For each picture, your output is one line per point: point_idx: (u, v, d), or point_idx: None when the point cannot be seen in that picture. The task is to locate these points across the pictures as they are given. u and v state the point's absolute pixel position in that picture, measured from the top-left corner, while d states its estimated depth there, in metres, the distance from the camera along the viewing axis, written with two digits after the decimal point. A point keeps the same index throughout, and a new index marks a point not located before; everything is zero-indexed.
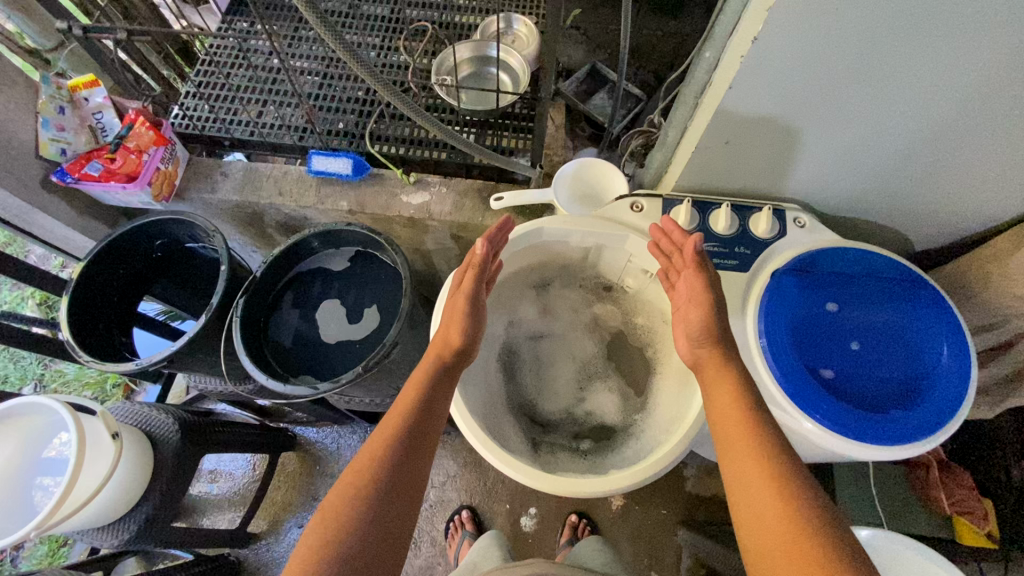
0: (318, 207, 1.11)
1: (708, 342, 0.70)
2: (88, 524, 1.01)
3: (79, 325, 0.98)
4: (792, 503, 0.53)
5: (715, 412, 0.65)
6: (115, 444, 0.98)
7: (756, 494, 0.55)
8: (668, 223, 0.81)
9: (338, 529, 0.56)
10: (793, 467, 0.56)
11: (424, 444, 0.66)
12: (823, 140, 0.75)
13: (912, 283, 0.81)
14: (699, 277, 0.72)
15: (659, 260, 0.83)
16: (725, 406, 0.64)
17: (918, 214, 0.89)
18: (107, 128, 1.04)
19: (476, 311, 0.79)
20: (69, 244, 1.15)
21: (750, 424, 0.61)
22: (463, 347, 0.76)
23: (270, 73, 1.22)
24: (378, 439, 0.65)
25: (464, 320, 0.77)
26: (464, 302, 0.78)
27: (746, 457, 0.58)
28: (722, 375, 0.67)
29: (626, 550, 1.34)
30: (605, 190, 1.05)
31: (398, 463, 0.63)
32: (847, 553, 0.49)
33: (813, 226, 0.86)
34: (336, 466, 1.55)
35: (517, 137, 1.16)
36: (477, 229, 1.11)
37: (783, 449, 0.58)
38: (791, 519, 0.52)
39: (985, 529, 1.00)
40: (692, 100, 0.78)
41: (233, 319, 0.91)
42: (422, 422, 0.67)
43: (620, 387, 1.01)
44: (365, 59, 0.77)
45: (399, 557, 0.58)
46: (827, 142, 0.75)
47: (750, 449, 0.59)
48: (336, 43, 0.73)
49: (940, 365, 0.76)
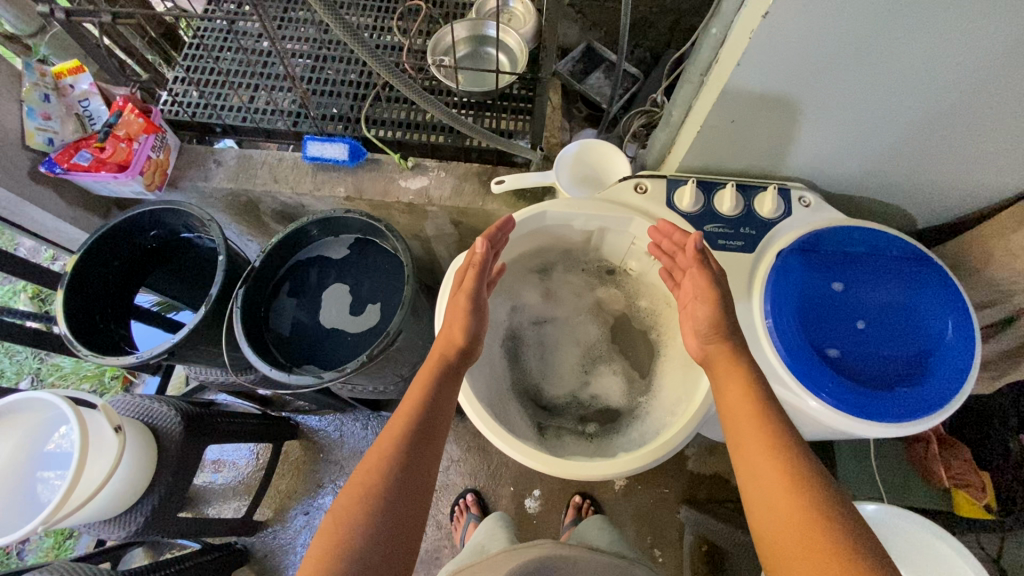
0: (315, 194, 1.09)
1: (720, 333, 0.69)
2: (95, 517, 1.01)
3: (76, 319, 0.96)
4: (805, 497, 0.53)
5: (724, 408, 0.65)
6: (118, 438, 0.98)
7: (769, 489, 0.55)
8: (665, 225, 0.80)
9: (348, 529, 0.56)
10: (805, 461, 0.56)
11: (430, 445, 0.66)
12: (831, 120, 0.74)
13: (917, 261, 0.80)
14: (702, 273, 0.72)
15: (663, 259, 0.83)
16: (735, 401, 0.63)
17: (923, 191, 0.88)
18: (94, 115, 1.01)
19: (478, 309, 0.78)
20: (60, 237, 1.13)
21: (760, 418, 0.61)
22: (465, 347, 0.76)
23: (260, 56, 1.18)
24: (384, 441, 0.64)
25: (465, 318, 0.76)
26: (465, 300, 0.76)
27: (757, 451, 0.58)
28: (731, 367, 0.66)
29: (629, 528, 1.36)
30: (606, 172, 1.04)
31: (405, 465, 0.63)
32: (862, 546, 0.49)
33: (819, 205, 0.85)
34: (340, 453, 1.55)
35: (516, 118, 1.13)
36: (478, 213, 1.10)
37: (795, 443, 0.58)
38: (805, 512, 0.52)
39: (982, 501, 1.01)
40: (697, 78, 0.75)
41: (234, 310, 0.90)
42: (428, 421, 0.67)
43: (624, 370, 1.01)
44: (369, 43, 0.75)
45: (409, 557, 0.59)
46: (835, 121, 0.74)
47: (763, 444, 0.59)
48: (337, 24, 0.71)
49: (945, 341, 0.76)
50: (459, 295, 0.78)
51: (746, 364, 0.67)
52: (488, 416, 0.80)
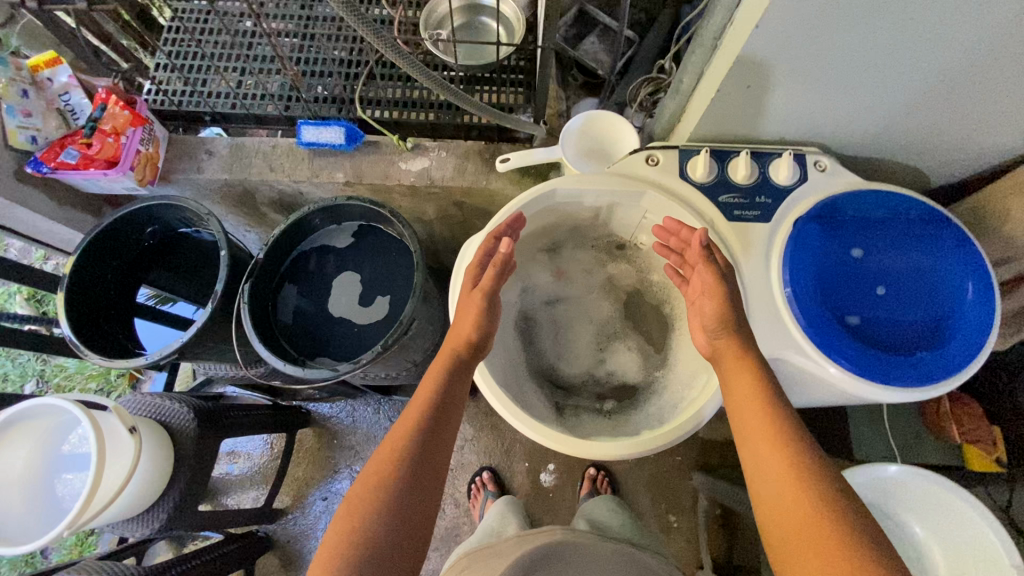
0: (313, 181, 1.05)
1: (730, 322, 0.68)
2: (117, 517, 1.01)
3: (79, 324, 0.94)
4: (813, 489, 0.54)
5: (732, 399, 0.65)
6: (134, 438, 0.98)
7: (778, 474, 0.56)
8: (671, 223, 0.80)
9: (361, 526, 0.57)
10: (812, 454, 0.57)
11: (442, 444, 0.65)
12: (851, 85, 0.71)
13: (937, 223, 0.79)
14: (707, 269, 0.71)
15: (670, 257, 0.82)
16: (744, 393, 0.63)
17: (940, 150, 0.86)
18: (77, 110, 0.97)
19: (492, 307, 0.76)
20: (53, 238, 1.09)
21: (768, 409, 0.61)
22: (478, 344, 0.75)
23: (244, 37, 1.12)
24: (395, 441, 0.64)
25: (478, 316, 0.74)
26: (480, 298, 0.75)
27: (767, 443, 0.59)
28: (739, 360, 0.66)
29: (644, 496, 1.38)
30: (614, 145, 1.01)
31: (417, 466, 0.62)
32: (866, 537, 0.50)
33: (834, 169, 0.82)
34: (353, 438, 1.56)
35: (517, 91, 1.09)
36: (482, 193, 1.07)
37: (802, 437, 0.58)
38: (815, 505, 0.53)
39: (992, 454, 1.05)
40: (709, 43, 0.72)
41: (242, 305, 0.87)
42: (441, 416, 0.67)
43: (639, 345, 1.00)
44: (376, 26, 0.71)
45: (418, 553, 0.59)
46: (854, 86, 0.72)
47: (772, 436, 0.59)
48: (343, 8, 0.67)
49: (964, 303, 0.75)
50: (473, 294, 0.77)
51: (754, 357, 0.66)
52: (506, 400, 0.79)
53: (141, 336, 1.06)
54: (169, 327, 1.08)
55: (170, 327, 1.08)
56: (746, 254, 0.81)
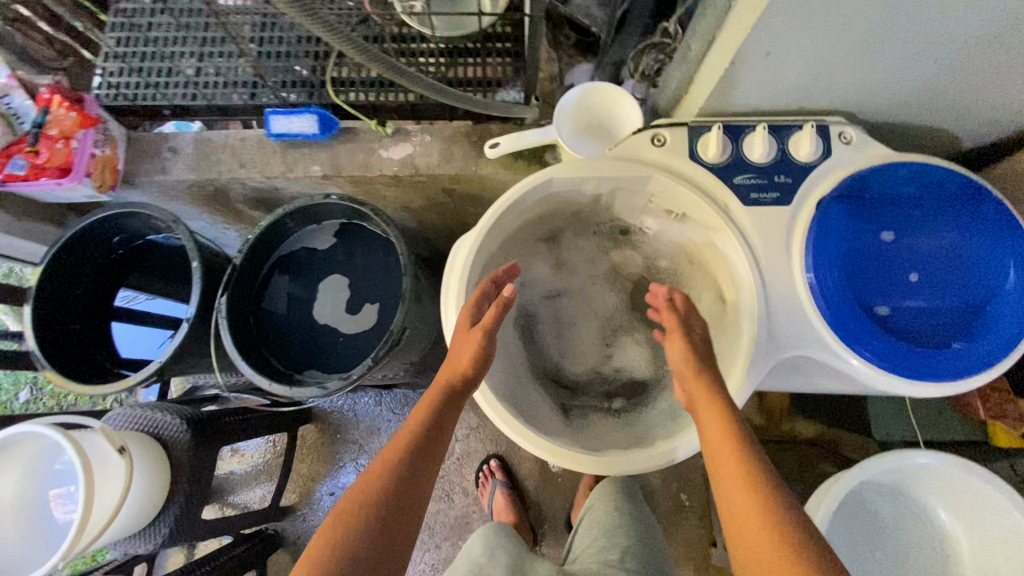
0: (289, 176, 0.97)
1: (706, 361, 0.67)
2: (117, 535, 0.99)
3: (50, 349, 0.87)
4: (787, 532, 0.50)
5: (703, 437, 0.62)
6: (125, 459, 0.95)
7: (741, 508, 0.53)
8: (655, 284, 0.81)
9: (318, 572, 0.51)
10: (782, 495, 0.53)
11: (416, 494, 0.60)
12: (886, 48, 0.62)
13: (975, 198, 0.71)
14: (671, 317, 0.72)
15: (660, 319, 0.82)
16: (715, 431, 0.60)
17: (981, 111, 0.77)
18: (20, 112, 0.88)
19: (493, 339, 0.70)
20: (16, 251, 1.02)
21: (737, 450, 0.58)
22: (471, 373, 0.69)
23: (198, 16, 1.01)
24: (360, 489, 0.58)
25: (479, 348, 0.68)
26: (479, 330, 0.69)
27: (739, 482, 0.55)
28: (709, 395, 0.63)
29: (655, 478, 1.36)
30: (612, 117, 0.91)
31: (384, 518, 0.56)
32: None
33: (862, 140, 0.74)
34: (357, 432, 1.53)
35: (504, 63, 0.99)
36: (472, 179, 0.98)
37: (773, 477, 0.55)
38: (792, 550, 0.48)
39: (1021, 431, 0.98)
40: (723, 4, 0.62)
41: (221, 322, 0.81)
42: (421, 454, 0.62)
43: (648, 337, 0.94)
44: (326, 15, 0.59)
45: None
46: (890, 49, 0.62)
47: (744, 474, 0.55)
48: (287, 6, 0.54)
49: (1006, 288, 0.68)
50: (473, 332, 0.70)
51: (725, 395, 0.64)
52: (505, 407, 0.74)
53: (121, 346, 1.00)
54: (152, 328, 1.02)
55: (152, 327, 1.02)
56: (765, 242, 0.73)
